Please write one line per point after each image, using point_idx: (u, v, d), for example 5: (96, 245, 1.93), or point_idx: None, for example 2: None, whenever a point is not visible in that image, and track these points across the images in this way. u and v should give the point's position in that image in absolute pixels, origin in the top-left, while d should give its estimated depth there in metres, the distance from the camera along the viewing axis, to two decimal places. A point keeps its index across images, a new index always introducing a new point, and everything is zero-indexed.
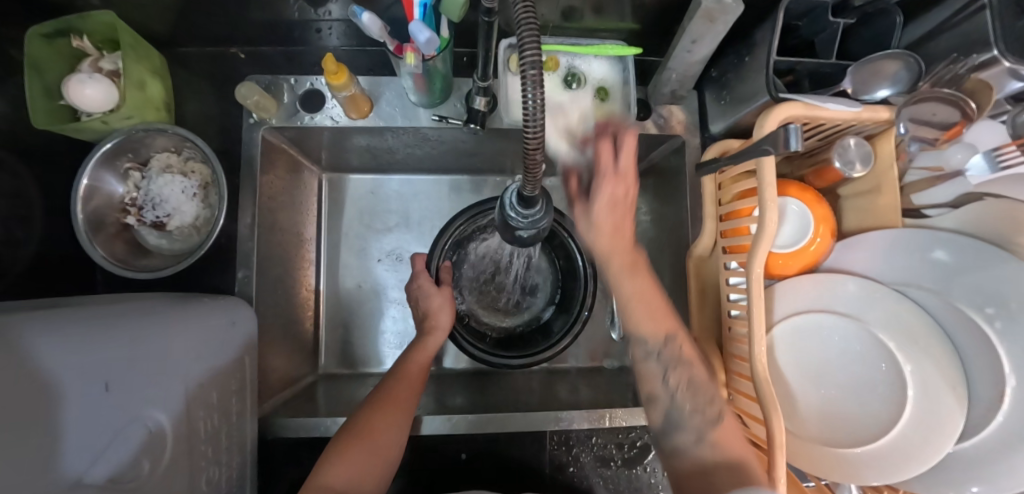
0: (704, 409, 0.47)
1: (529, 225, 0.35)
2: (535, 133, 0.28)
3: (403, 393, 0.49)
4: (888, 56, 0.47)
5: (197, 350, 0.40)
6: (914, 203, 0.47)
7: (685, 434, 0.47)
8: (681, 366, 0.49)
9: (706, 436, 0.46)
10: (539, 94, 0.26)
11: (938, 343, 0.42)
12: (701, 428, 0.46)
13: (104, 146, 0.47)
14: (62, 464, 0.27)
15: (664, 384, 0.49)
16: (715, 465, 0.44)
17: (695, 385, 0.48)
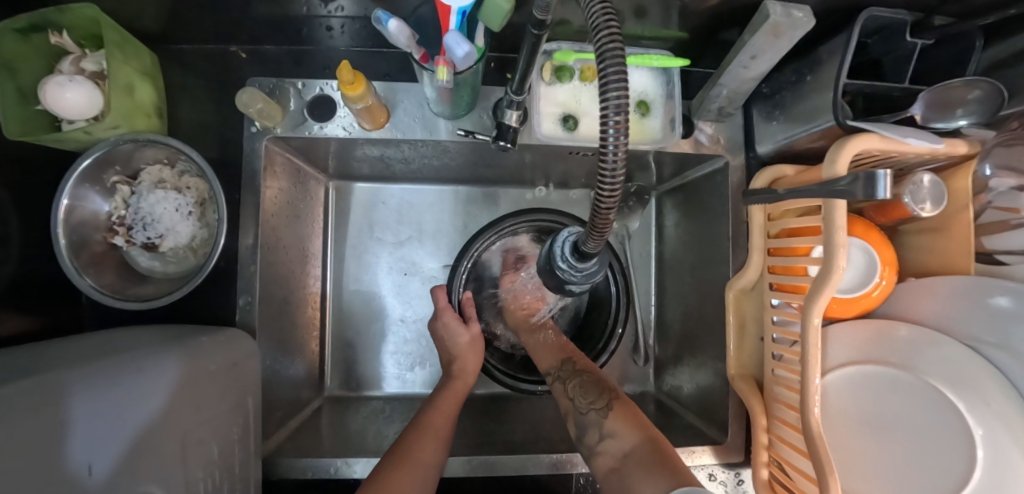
0: (594, 405, 0.49)
1: (583, 279, 0.31)
2: (613, 183, 0.24)
3: (427, 448, 0.45)
4: (968, 83, 0.42)
5: (195, 403, 0.36)
6: (988, 248, 0.43)
7: (590, 433, 0.47)
8: (574, 375, 0.52)
9: (604, 435, 0.46)
10: (622, 143, 0.23)
11: (1010, 405, 0.37)
12: (598, 421, 0.47)
13: (83, 161, 0.41)
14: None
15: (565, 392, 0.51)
16: (609, 434, 0.46)
17: (585, 385, 0.51)
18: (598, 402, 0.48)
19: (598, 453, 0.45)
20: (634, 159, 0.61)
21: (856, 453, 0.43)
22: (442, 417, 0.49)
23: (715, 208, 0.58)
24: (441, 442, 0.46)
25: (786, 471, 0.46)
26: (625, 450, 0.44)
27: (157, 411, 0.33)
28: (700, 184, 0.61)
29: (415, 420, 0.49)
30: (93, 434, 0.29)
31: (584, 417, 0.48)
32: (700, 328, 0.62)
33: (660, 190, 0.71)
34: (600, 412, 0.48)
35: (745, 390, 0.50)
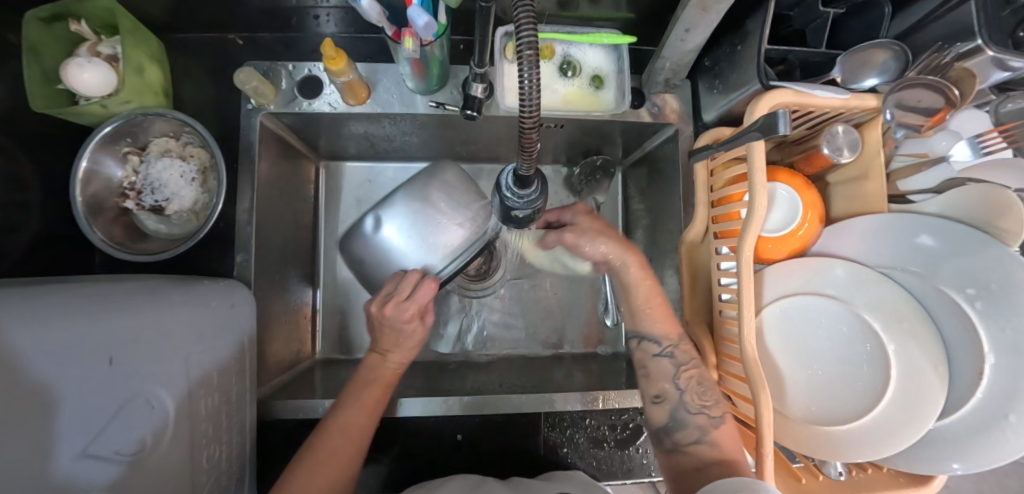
0: (709, 409, 0.49)
1: (525, 205, 0.36)
2: (531, 111, 0.29)
3: (358, 421, 0.47)
4: (877, 45, 0.48)
5: (196, 329, 0.41)
6: (901, 190, 0.48)
7: (686, 433, 0.50)
8: (691, 364, 0.52)
9: (705, 437, 0.48)
10: (534, 75, 0.27)
11: (921, 323, 0.43)
12: (704, 425, 0.49)
13: (104, 128, 0.47)
14: (50, 449, 0.27)
15: (675, 383, 0.52)
16: (706, 441, 0.48)
17: (702, 385, 0.51)
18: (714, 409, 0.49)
19: (683, 452, 0.50)
20: (595, 133, 0.66)
21: (795, 379, 0.47)
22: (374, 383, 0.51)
23: (670, 174, 0.63)
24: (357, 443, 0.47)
25: (732, 402, 0.51)
26: (715, 458, 0.47)
27: (160, 328, 0.37)
28: (658, 153, 0.67)
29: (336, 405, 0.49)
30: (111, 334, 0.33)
31: (690, 416, 0.50)
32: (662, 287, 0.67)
33: (626, 164, 0.76)
34: (710, 418, 0.49)
35: (697, 332, 0.55)
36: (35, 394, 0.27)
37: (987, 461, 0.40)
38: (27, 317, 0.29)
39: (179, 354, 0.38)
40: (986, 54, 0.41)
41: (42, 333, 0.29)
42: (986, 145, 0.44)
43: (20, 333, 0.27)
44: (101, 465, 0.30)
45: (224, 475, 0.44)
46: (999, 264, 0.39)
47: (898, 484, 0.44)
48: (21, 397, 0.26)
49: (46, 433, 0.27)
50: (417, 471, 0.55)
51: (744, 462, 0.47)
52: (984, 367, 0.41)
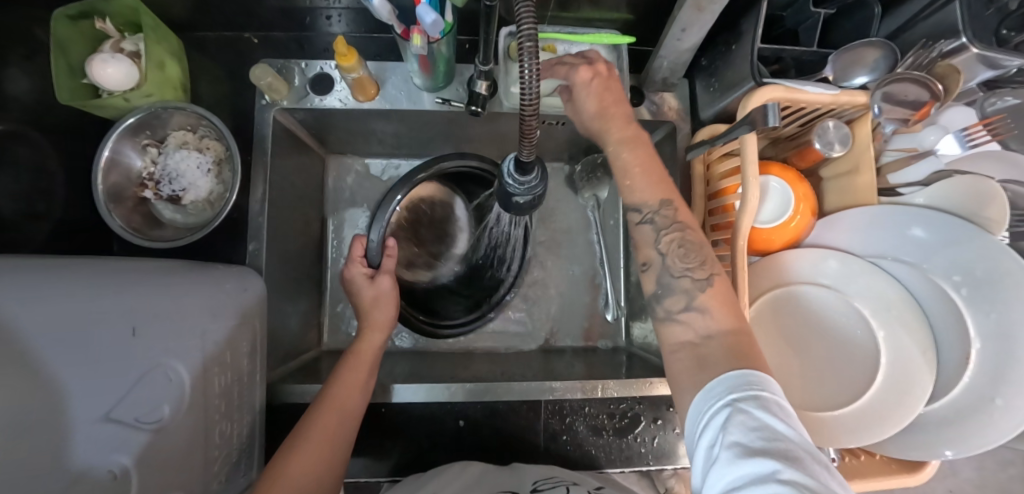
0: (693, 270, 0.41)
1: (526, 191, 0.38)
2: (531, 103, 0.31)
3: (346, 397, 0.49)
4: (867, 44, 0.50)
5: (212, 310, 0.43)
6: (891, 183, 0.49)
7: (675, 299, 0.41)
8: (674, 229, 0.42)
9: (694, 302, 0.40)
10: (534, 69, 0.29)
11: (909, 310, 0.45)
12: (689, 290, 0.41)
13: (128, 119, 0.50)
14: (71, 412, 0.29)
15: (658, 247, 0.42)
16: (698, 308, 0.39)
17: (685, 247, 0.42)
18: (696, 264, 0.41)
19: (675, 323, 0.40)
20: None
21: (789, 367, 0.49)
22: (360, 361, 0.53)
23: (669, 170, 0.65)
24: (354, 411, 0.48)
25: None
26: (711, 330, 0.38)
27: (181, 305, 0.39)
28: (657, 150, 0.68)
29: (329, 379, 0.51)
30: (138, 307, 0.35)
31: (674, 280, 0.41)
32: None
33: None
34: (694, 280, 0.41)
35: None
36: (61, 360, 0.29)
37: (976, 444, 0.41)
38: (60, 288, 0.31)
39: (195, 330, 0.40)
40: (972, 51, 0.43)
41: None
42: (972, 138, 0.47)
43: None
44: (124, 429, 0.32)
45: (233, 452, 0.45)
46: (987, 252, 0.41)
47: (889, 469, 0.46)
48: (50, 362, 0.28)
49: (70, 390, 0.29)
50: (421, 457, 0.56)
51: (746, 329, 0.38)
52: (970, 352, 0.42)
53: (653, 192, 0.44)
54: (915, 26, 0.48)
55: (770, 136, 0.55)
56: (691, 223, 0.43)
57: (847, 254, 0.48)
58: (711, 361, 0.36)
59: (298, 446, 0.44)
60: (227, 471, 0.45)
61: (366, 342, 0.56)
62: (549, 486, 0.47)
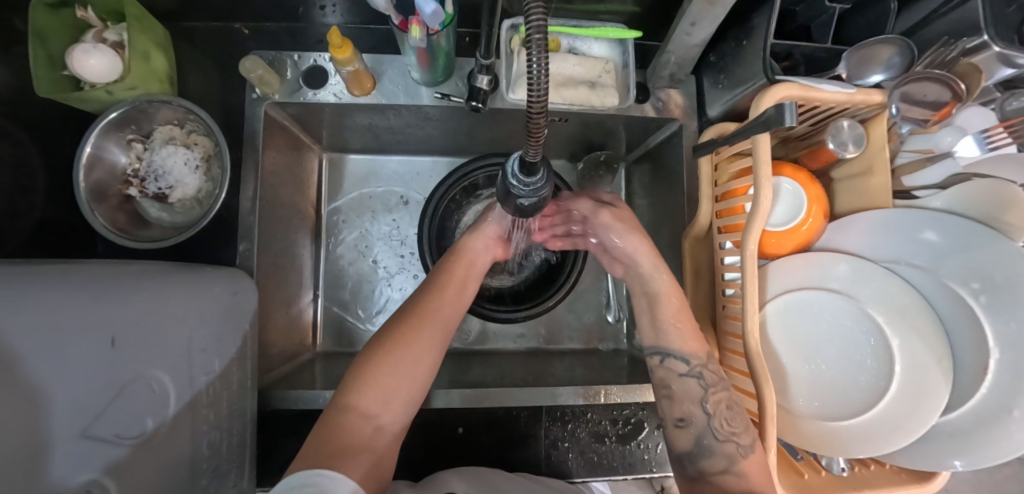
0: (738, 436, 0.43)
1: (530, 193, 0.36)
2: (539, 100, 0.29)
3: (440, 314, 0.49)
4: (880, 41, 0.48)
5: (200, 315, 0.41)
6: (906, 185, 0.48)
7: (714, 460, 0.44)
8: (722, 386, 0.46)
9: (733, 468, 0.43)
10: (543, 63, 0.27)
11: (925, 317, 0.43)
12: (733, 454, 0.43)
13: (110, 114, 0.48)
14: (53, 431, 0.27)
15: (703, 407, 0.46)
16: (738, 472, 0.42)
17: (732, 410, 0.45)
18: (743, 436, 0.43)
19: (714, 481, 0.44)
20: (598, 128, 0.66)
21: (798, 373, 0.47)
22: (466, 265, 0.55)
23: (675, 169, 0.63)
24: (456, 311, 0.51)
25: None
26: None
27: (166, 313, 0.37)
28: (662, 149, 0.66)
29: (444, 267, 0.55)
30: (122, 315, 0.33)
31: (716, 443, 0.44)
32: None
33: (630, 160, 0.76)
34: (739, 446, 0.43)
35: (700, 326, 0.55)
36: (34, 376, 0.27)
37: (990, 458, 0.40)
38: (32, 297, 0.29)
39: (180, 339, 0.38)
40: (993, 50, 0.41)
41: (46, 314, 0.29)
42: (992, 140, 0.44)
43: (21, 311, 0.27)
44: (103, 445, 0.30)
45: (223, 463, 0.44)
46: (1006, 259, 0.39)
47: (900, 479, 0.45)
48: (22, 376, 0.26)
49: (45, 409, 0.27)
50: (417, 465, 0.54)
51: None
52: (989, 362, 0.41)
53: (694, 348, 0.49)
54: (935, 22, 0.47)
55: (780, 136, 0.53)
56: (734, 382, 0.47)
57: (860, 258, 0.47)
58: None
59: (403, 330, 0.46)
60: (217, 482, 0.43)
61: (474, 246, 0.56)
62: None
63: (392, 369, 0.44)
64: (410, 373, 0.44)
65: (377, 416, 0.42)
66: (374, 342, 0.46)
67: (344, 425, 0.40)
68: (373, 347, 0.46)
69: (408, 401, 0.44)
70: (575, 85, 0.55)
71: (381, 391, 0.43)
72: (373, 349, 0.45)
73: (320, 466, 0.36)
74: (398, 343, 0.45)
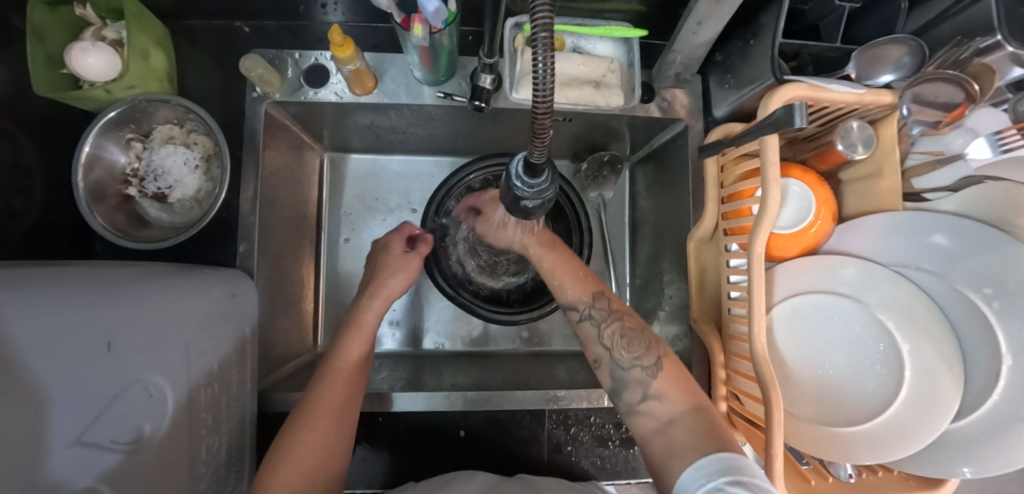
0: (640, 358, 0.47)
1: (535, 195, 0.36)
2: (544, 100, 0.28)
3: (331, 397, 0.46)
4: (892, 40, 0.47)
5: (199, 318, 0.40)
6: (915, 188, 0.47)
7: (630, 392, 0.46)
8: (611, 318, 0.50)
9: (650, 392, 0.45)
10: (549, 63, 0.27)
11: (935, 322, 0.42)
12: (643, 379, 0.46)
13: (109, 113, 0.47)
14: (48, 437, 0.26)
15: (602, 343, 0.49)
16: (654, 394, 0.45)
17: (626, 333, 0.49)
18: (644, 357, 0.47)
19: (639, 414, 0.45)
20: (602, 128, 0.66)
21: (805, 378, 0.47)
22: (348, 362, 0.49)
23: (680, 170, 0.62)
24: (346, 389, 0.47)
25: (740, 401, 0.50)
26: (670, 414, 0.44)
27: (164, 316, 0.37)
28: (667, 149, 0.65)
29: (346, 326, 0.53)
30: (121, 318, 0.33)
31: (625, 371, 0.47)
32: (668, 285, 0.66)
33: (633, 161, 0.75)
34: (646, 370, 0.46)
35: (705, 330, 0.54)
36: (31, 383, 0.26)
37: (997, 465, 0.40)
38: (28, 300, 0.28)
39: (179, 343, 0.37)
40: (1006, 50, 0.41)
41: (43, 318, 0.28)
42: (1006, 142, 0.44)
43: (18, 314, 0.27)
44: (98, 452, 0.30)
45: (223, 467, 0.43)
46: (1018, 264, 0.39)
47: (908, 486, 0.44)
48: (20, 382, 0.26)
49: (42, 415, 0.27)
50: (418, 469, 0.54)
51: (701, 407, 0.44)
52: (1001, 368, 0.40)
53: (578, 290, 0.53)
54: (949, 20, 0.46)
55: (787, 136, 0.53)
56: (624, 312, 0.51)
57: (869, 262, 0.46)
58: (679, 448, 0.41)
59: (305, 417, 0.44)
60: (217, 484, 0.42)
61: (366, 310, 0.54)
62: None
63: (300, 462, 0.41)
64: (317, 464, 0.42)
65: None
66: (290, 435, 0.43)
67: None
68: (288, 436, 0.43)
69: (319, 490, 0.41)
70: (580, 85, 0.54)
71: (287, 491, 0.39)
72: (279, 453, 0.42)
73: None
74: (313, 415, 0.44)
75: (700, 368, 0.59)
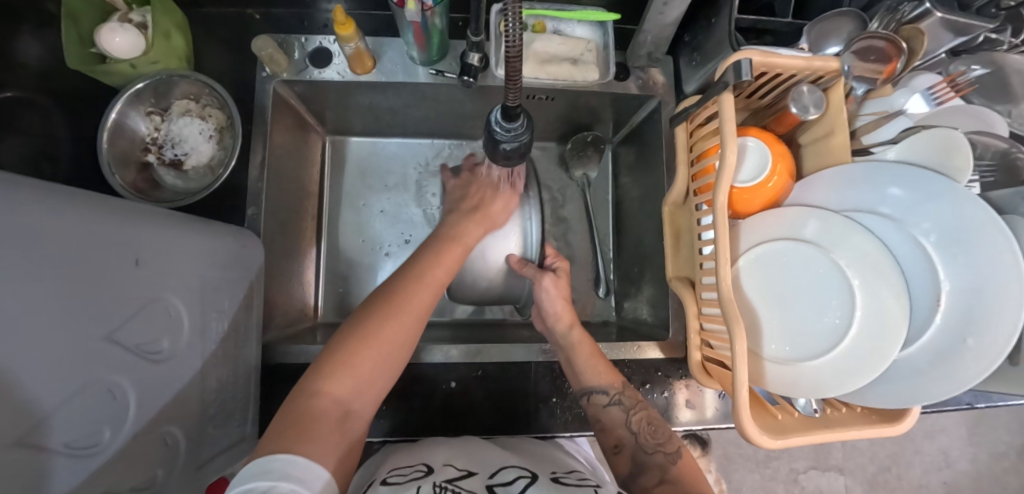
0: (664, 446, 0.50)
1: (512, 138, 0.40)
2: (514, 45, 0.32)
3: (417, 302, 0.48)
4: (839, 14, 0.53)
5: (211, 257, 0.45)
6: (864, 143, 0.51)
7: (650, 474, 0.48)
8: (639, 408, 0.53)
9: (667, 475, 0.47)
10: (517, 26, 0.32)
11: (884, 261, 0.46)
12: (663, 464, 0.48)
13: (137, 84, 0.53)
14: (89, 325, 0.31)
15: (631, 429, 0.51)
16: (670, 480, 0.46)
17: (651, 426, 0.52)
18: (668, 446, 0.50)
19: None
20: (585, 107, 0.71)
21: (771, 319, 0.50)
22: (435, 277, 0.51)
23: (655, 143, 0.67)
24: (431, 300, 0.50)
25: (710, 347, 0.54)
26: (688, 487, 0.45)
27: (184, 248, 0.41)
28: (644, 126, 0.71)
29: (420, 255, 0.54)
30: (152, 241, 0.37)
31: (647, 457, 0.49)
32: (649, 252, 0.70)
33: (616, 141, 0.80)
34: (667, 457, 0.49)
35: (679, 286, 0.58)
36: (89, 280, 0.31)
37: (948, 386, 0.42)
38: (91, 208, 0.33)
39: (195, 276, 0.43)
40: (935, 17, 0.47)
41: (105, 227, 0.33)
42: (937, 95, 0.50)
43: (87, 216, 0.32)
44: (125, 351, 0.34)
45: (228, 402, 0.47)
46: (956, 201, 0.43)
47: (871, 419, 0.47)
48: (82, 276, 0.30)
49: (90, 307, 0.31)
50: (415, 419, 0.57)
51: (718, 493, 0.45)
52: (941, 296, 0.44)
53: (609, 378, 0.55)
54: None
55: (749, 105, 0.57)
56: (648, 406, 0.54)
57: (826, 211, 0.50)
58: None
59: (394, 309, 0.46)
60: (222, 417, 0.46)
61: (449, 254, 0.55)
62: (573, 478, 0.46)
63: (376, 351, 0.44)
64: (389, 355, 0.45)
65: (348, 402, 0.42)
66: (362, 321, 0.46)
67: (312, 414, 0.39)
68: (360, 322, 0.45)
69: (382, 374, 0.45)
70: (559, 62, 0.59)
71: (356, 381, 0.43)
72: (356, 332, 0.44)
73: (278, 450, 0.35)
74: (396, 308, 0.47)
75: (678, 325, 0.63)
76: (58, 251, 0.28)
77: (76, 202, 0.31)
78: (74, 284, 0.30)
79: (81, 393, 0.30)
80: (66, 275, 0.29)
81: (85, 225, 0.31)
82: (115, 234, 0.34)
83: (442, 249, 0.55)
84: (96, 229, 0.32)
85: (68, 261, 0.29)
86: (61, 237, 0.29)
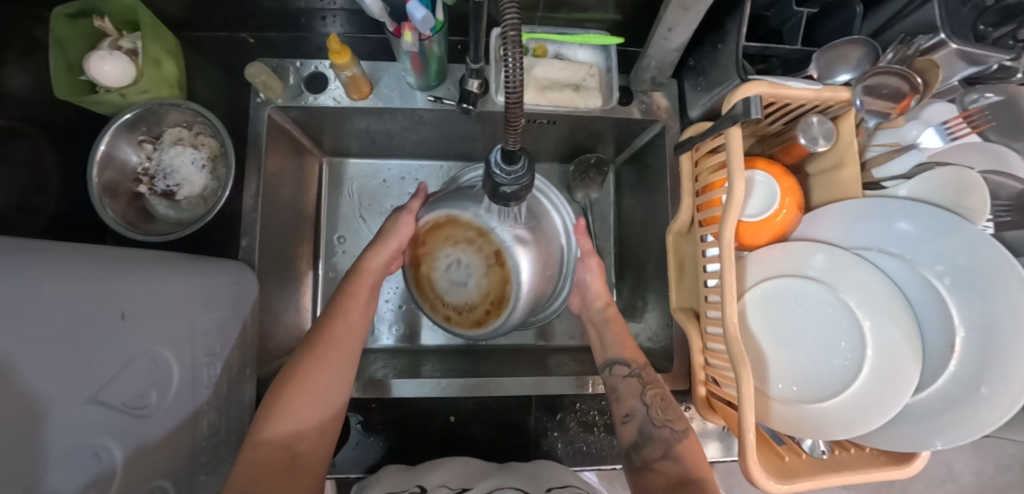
0: (672, 422, 0.51)
1: (512, 181, 0.39)
2: (515, 95, 0.30)
3: (340, 333, 0.51)
4: (849, 41, 0.51)
5: (202, 299, 0.44)
6: (875, 177, 0.50)
7: (652, 446, 0.50)
8: (656, 383, 0.54)
9: (671, 452, 0.49)
10: (518, 68, 0.29)
11: (895, 302, 0.45)
12: (668, 439, 0.50)
13: (126, 115, 0.52)
14: (75, 388, 0.30)
15: (642, 400, 0.52)
16: (674, 456, 0.49)
17: (665, 402, 0.53)
18: (678, 424, 0.51)
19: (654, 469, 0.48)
20: (587, 130, 0.69)
21: (777, 357, 0.49)
22: (356, 308, 0.54)
23: (659, 168, 0.66)
24: (356, 331, 0.52)
25: (714, 383, 0.52)
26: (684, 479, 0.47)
27: (172, 293, 0.40)
28: (647, 149, 0.69)
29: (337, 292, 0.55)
30: (139, 292, 0.36)
31: (654, 429, 0.51)
32: (652, 278, 0.68)
33: (619, 162, 0.79)
34: (674, 432, 0.50)
35: (682, 317, 0.57)
36: (73, 343, 0.30)
37: (961, 434, 0.41)
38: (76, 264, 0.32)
39: (184, 320, 0.41)
40: (950, 47, 0.44)
41: (91, 284, 0.32)
42: (953, 131, 0.49)
43: (72, 275, 0.30)
44: (109, 409, 0.33)
45: (218, 445, 0.46)
46: (970, 244, 0.41)
47: (879, 460, 0.46)
48: (65, 340, 0.29)
49: (75, 371, 0.30)
50: (411, 451, 0.56)
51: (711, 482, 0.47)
52: (955, 340, 0.43)
53: (632, 353, 0.57)
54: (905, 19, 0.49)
55: (756, 132, 0.56)
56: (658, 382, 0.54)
57: (834, 247, 0.48)
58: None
59: (321, 347, 0.49)
60: (213, 462, 0.45)
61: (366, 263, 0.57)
62: None
63: (309, 395, 0.46)
64: (323, 398, 0.47)
65: (296, 442, 0.44)
66: (291, 366, 0.48)
67: (260, 457, 0.42)
68: (289, 368, 0.48)
69: (322, 414, 0.47)
70: (561, 88, 0.58)
71: (295, 418, 0.45)
72: (284, 377, 0.47)
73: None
74: (319, 350, 0.49)
75: (681, 356, 0.61)
76: (42, 319, 0.27)
77: (59, 262, 0.30)
78: (58, 350, 0.28)
79: (65, 461, 0.29)
80: (49, 343, 0.27)
81: (71, 286, 0.30)
82: (103, 290, 0.33)
83: (361, 264, 0.57)
84: (82, 288, 0.31)
85: (52, 327, 0.28)
86: (44, 303, 0.28)
